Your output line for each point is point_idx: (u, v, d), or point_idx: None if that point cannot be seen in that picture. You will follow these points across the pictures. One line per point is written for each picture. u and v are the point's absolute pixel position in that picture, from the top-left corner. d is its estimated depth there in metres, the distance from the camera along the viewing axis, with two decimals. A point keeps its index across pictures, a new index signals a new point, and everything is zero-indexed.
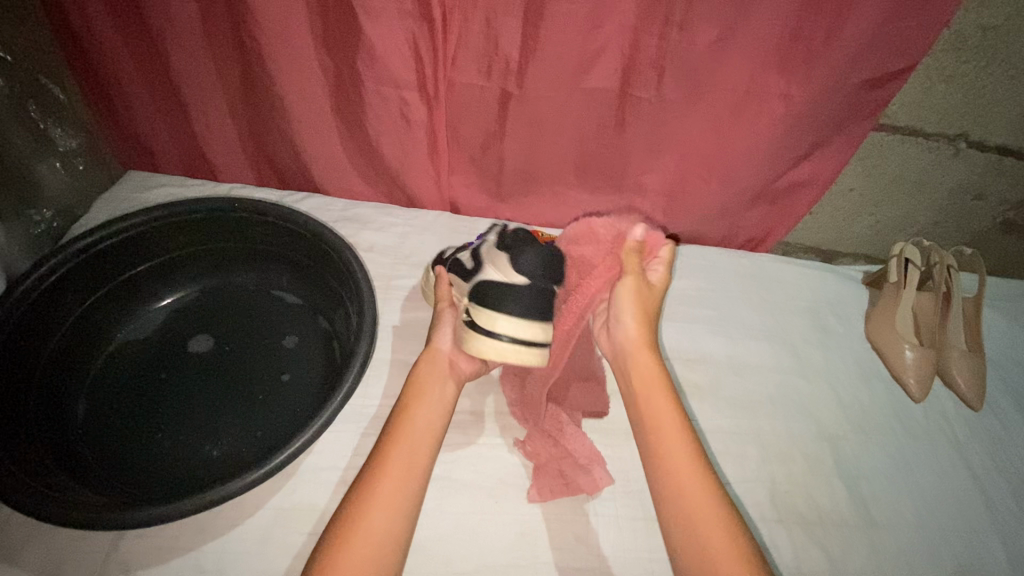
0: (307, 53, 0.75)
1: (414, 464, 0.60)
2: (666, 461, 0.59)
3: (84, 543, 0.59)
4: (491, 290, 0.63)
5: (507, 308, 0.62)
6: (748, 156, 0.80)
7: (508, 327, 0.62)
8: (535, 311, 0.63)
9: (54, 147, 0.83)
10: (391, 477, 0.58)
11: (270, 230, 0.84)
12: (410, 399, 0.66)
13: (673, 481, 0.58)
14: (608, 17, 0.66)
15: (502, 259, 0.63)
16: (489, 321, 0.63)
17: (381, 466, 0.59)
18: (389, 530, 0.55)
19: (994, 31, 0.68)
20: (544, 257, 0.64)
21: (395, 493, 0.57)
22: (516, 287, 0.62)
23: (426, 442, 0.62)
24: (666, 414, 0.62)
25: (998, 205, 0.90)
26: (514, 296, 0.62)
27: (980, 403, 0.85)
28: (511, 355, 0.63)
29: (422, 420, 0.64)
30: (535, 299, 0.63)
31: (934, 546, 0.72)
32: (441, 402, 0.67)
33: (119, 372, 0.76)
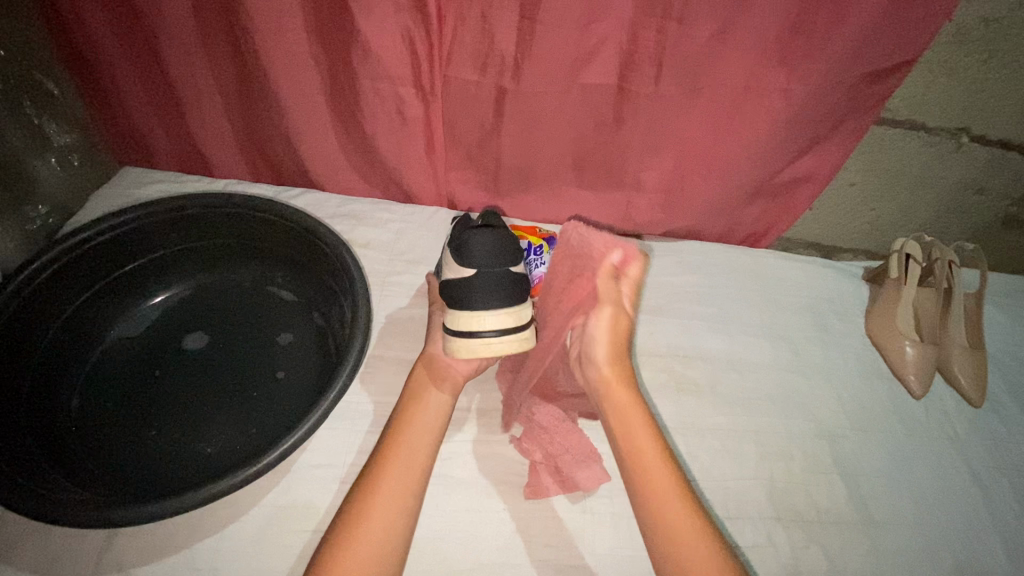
0: (301, 49, 0.75)
1: (410, 472, 0.59)
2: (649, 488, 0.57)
3: (77, 542, 0.59)
4: (453, 289, 0.64)
5: (468, 303, 0.62)
6: (747, 151, 0.79)
7: (474, 320, 0.62)
8: (497, 297, 0.62)
9: (49, 143, 0.83)
10: (387, 489, 0.57)
11: (264, 226, 0.84)
12: (407, 410, 0.64)
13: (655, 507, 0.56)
14: (604, 12, 0.66)
15: (452, 256, 0.64)
16: (454, 321, 0.63)
17: (377, 473, 0.58)
18: (385, 546, 0.54)
19: (996, 23, 0.67)
20: (491, 243, 0.62)
21: (391, 509, 0.56)
22: (468, 281, 0.62)
23: (424, 454, 0.61)
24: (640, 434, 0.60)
25: (1000, 201, 0.89)
26: (471, 288, 0.62)
27: (981, 399, 0.84)
28: (484, 351, 0.63)
29: (419, 431, 0.63)
30: (492, 286, 0.62)
31: (933, 544, 0.71)
32: (439, 411, 0.66)
33: (113, 370, 0.76)
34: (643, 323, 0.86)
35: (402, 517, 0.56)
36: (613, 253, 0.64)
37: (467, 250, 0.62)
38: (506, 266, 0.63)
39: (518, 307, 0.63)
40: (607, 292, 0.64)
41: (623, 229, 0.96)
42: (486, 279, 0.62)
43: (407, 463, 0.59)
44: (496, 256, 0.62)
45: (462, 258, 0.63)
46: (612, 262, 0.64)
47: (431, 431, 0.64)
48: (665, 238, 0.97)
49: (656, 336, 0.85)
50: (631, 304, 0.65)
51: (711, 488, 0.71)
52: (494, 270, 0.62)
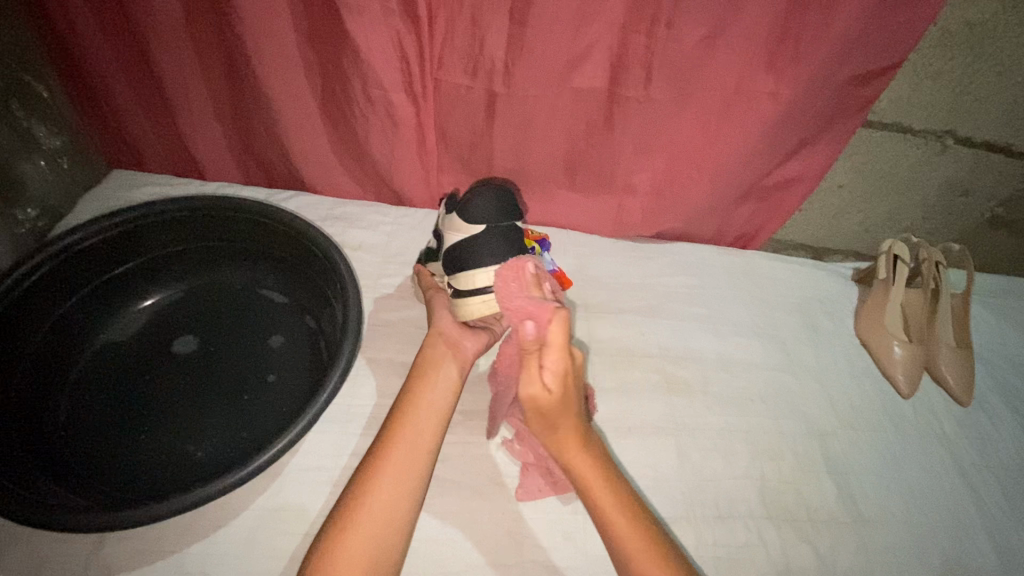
0: (293, 52, 0.75)
1: (416, 453, 0.59)
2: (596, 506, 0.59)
3: (68, 545, 0.59)
4: (462, 252, 0.70)
5: (478, 259, 0.69)
6: (736, 154, 0.79)
7: (487, 275, 0.69)
8: (505, 249, 0.69)
9: (39, 146, 0.83)
10: (393, 469, 0.58)
11: (256, 228, 0.84)
12: (407, 402, 0.63)
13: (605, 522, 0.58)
14: (594, 16, 0.66)
15: (457, 221, 0.71)
16: (469, 280, 0.70)
17: (383, 453, 0.59)
18: (391, 526, 0.55)
19: (980, 27, 0.69)
20: (491, 200, 0.71)
21: (386, 513, 0.55)
22: (477, 238, 0.69)
23: (424, 452, 0.60)
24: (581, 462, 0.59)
25: (987, 201, 0.90)
26: (479, 244, 0.69)
27: (968, 398, 0.85)
28: (499, 300, 0.70)
29: (420, 420, 0.62)
30: (498, 238, 0.69)
31: (922, 542, 0.72)
32: (444, 396, 0.65)
33: (103, 372, 0.76)
34: (635, 324, 0.86)
35: (399, 520, 0.55)
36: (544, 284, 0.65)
37: (469, 209, 0.70)
38: (507, 220, 0.71)
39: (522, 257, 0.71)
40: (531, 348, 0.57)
41: (615, 231, 0.96)
42: (491, 232, 0.69)
43: (406, 460, 0.58)
44: (497, 211, 0.70)
45: (464, 217, 0.70)
46: (532, 334, 0.55)
47: (432, 426, 0.62)
48: (656, 240, 0.98)
49: (647, 337, 0.85)
50: (558, 376, 0.54)
51: (702, 487, 0.72)
52: (497, 224, 0.70)
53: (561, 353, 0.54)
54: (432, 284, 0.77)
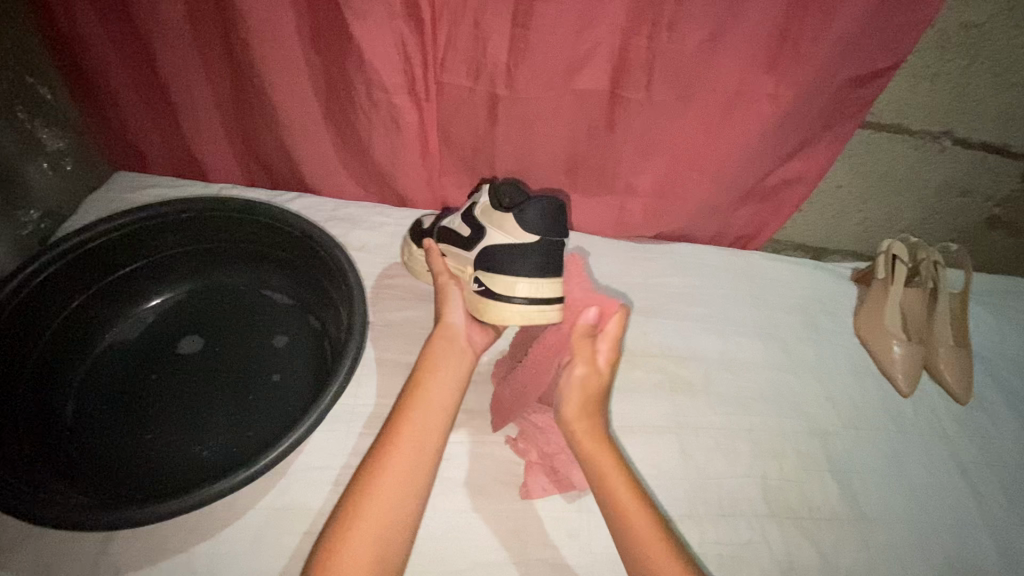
0: (297, 54, 0.76)
1: (424, 440, 0.61)
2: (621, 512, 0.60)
3: (75, 544, 0.59)
4: (505, 256, 0.69)
5: (523, 271, 0.69)
6: (737, 155, 0.80)
7: (526, 289, 0.69)
8: (548, 267, 0.70)
9: (42, 148, 0.83)
10: (402, 453, 0.59)
11: (260, 229, 0.84)
12: (410, 400, 0.64)
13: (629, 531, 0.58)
14: (597, 19, 0.67)
15: (509, 221, 0.68)
16: (509, 288, 0.69)
17: (392, 438, 0.60)
18: (399, 508, 0.56)
19: (977, 29, 0.70)
20: (549, 209, 0.68)
21: (391, 507, 0.55)
22: (526, 247, 0.68)
23: (428, 449, 0.61)
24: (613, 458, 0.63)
25: (984, 201, 0.91)
26: (526, 256, 0.68)
27: (968, 397, 0.86)
28: (534, 315, 0.70)
29: (427, 409, 0.63)
30: (545, 253, 0.69)
31: (923, 540, 0.72)
32: (450, 387, 0.67)
33: (109, 372, 0.76)
34: (637, 324, 0.87)
35: (403, 515, 0.56)
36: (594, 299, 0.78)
37: (526, 214, 0.67)
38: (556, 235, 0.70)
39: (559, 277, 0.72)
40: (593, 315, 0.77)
41: (617, 232, 0.97)
42: (540, 248, 0.69)
43: (414, 445, 0.60)
44: (551, 223, 0.68)
45: (521, 222, 0.67)
46: (589, 320, 0.68)
47: (435, 424, 0.63)
48: (657, 241, 0.98)
49: (649, 336, 0.85)
50: (607, 361, 0.67)
51: (705, 486, 0.72)
52: (548, 236, 0.69)
53: (612, 343, 0.67)
54: (444, 269, 0.75)
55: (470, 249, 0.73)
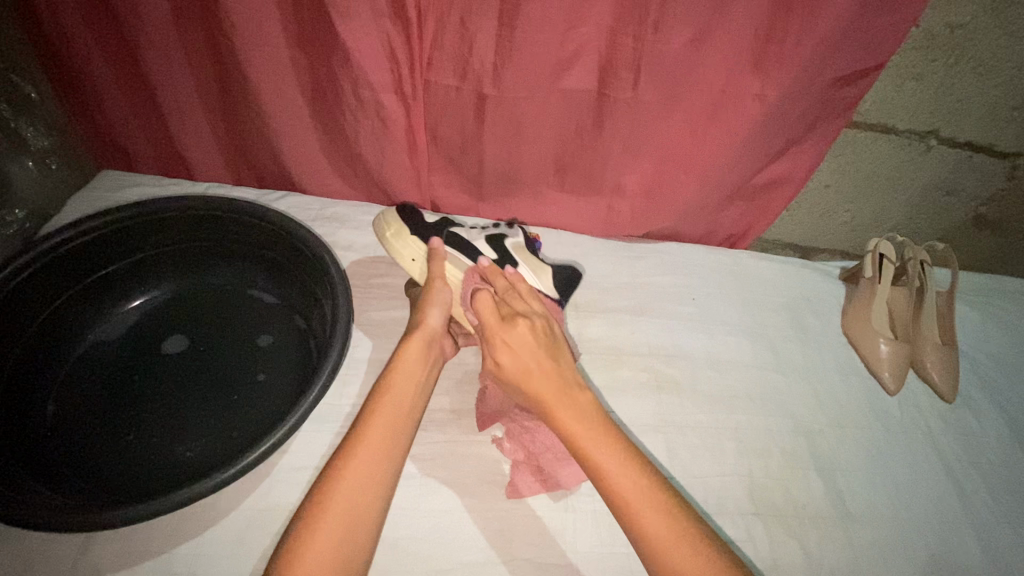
0: (282, 52, 0.75)
1: (391, 440, 0.60)
2: (597, 468, 0.58)
3: (54, 547, 0.59)
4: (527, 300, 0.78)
5: None
6: (724, 155, 0.80)
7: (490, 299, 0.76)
8: None
9: (26, 147, 0.82)
10: (366, 456, 0.58)
11: (246, 229, 0.84)
12: (378, 400, 0.63)
13: (610, 489, 0.57)
14: (583, 18, 0.67)
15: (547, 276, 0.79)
16: None
17: (358, 439, 0.59)
18: (362, 514, 0.55)
19: (961, 29, 0.70)
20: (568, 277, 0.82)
21: (351, 512, 0.54)
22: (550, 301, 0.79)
23: (393, 452, 0.60)
24: (570, 418, 0.60)
25: (970, 201, 0.92)
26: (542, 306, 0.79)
27: (953, 395, 0.86)
28: None
29: (394, 408, 0.62)
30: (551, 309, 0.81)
31: (907, 537, 0.73)
32: (416, 387, 0.66)
33: (91, 373, 0.75)
34: (625, 323, 0.87)
35: (366, 517, 0.55)
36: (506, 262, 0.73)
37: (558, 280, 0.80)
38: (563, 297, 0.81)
39: None
40: (498, 286, 0.71)
41: (605, 232, 0.97)
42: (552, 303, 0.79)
43: (380, 446, 0.59)
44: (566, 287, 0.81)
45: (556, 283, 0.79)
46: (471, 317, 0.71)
47: (402, 426, 0.62)
48: (646, 241, 0.98)
49: (637, 335, 0.86)
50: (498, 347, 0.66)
51: (691, 484, 0.72)
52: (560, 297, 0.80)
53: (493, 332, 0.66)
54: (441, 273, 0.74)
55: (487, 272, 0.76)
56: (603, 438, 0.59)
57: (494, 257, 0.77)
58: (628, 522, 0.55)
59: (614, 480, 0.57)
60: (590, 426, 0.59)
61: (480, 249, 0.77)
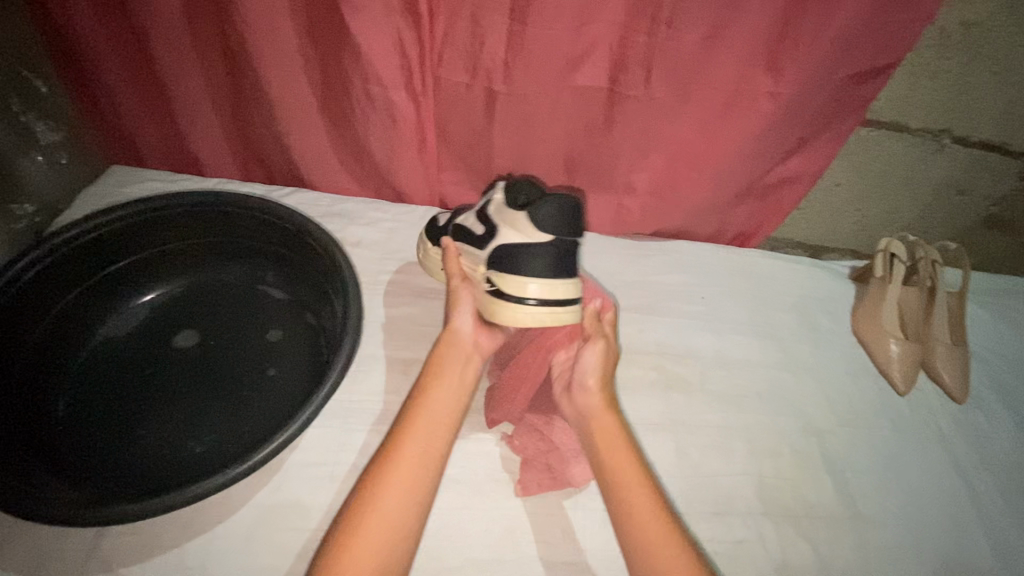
0: (293, 49, 0.75)
1: (429, 454, 0.59)
2: (621, 501, 0.59)
3: (66, 540, 0.59)
4: (510, 255, 0.65)
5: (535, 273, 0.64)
6: (735, 153, 0.80)
7: (540, 291, 0.65)
8: (560, 268, 0.66)
9: (37, 141, 0.83)
10: (404, 469, 0.57)
11: (255, 224, 0.84)
12: (413, 413, 0.62)
13: (630, 518, 0.58)
14: (595, 15, 0.67)
15: (521, 220, 0.64)
16: (519, 289, 0.65)
17: (394, 452, 0.58)
18: (396, 530, 0.54)
19: (977, 27, 0.69)
20: (565, 208, 0.64)
21: (381, 546, 0.53)
22: (535, 247, 0.64)
23: (428, 476, 0.58)
24: (620, 459, 0.62)
25: (982, 201, 0.91)
26: (533, 256, 0.64)
27: (964, 396, 0.85)
28: (532, 320, 0.66)
29: (431, 420, 0.62)
30: (559, 256, 0.65)
31: (919, 538, 0.72)
32: (453, 400, 0.65)
33: (101, 369, 0.76)
34: (634, 322, 0.86)
35: (402, 532, 0.54)
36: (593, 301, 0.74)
37: (536, 214, 0.63)
38: (572, 234, 0.65)
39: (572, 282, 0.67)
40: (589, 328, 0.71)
41: (614, 230, 0.97)
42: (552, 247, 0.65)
43: (417, 458, 0.58)
44: (563, 223, 0.64)
45: (533, 221, 0.63)
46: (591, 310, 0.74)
47: (439, 438, 0.61)
48: (655, 239, 0.98)
49: (647, 334, 0.85)
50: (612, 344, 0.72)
51: (701, 484, 0.72)
52: (562, 239, 0.65)
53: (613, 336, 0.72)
54: (457, 271, 0.71)
55: (482, 248, 0.68)
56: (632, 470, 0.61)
57: (480, 232, 0.68)
58: (632, 547, 0.57)
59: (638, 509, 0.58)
60: (631, 474, 0.60)
61: (471, 229, 0.70)
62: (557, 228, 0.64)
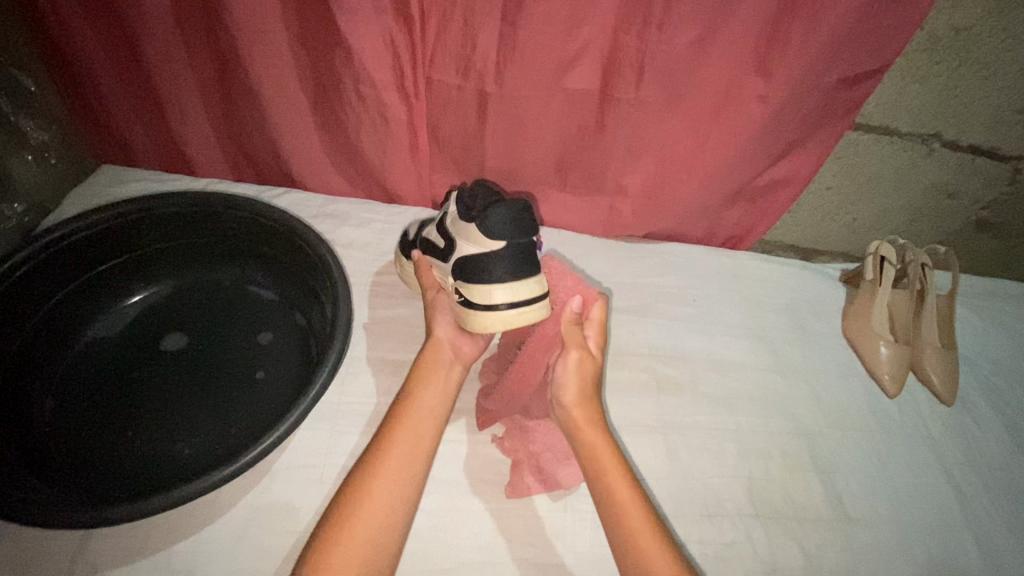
0: (284, 49, 0.75)
1: (417, 453, 0.59)
2: (630, 543, 0.55)
3: (52, 542, 0.59)
4: (472, 266, 0.64)
5: (496, 277, 0.63)
6: (725, 156, 0.80)
7: (505, 295, 0.64)
8: (522, 267, 0.65)
9: (26, 141, 0.82)
10: (392, 467, 0.57)
11: (246, 224, 0.84)
12: (402, 412, 0.62)
13: (641, 562, 0.54)
14: (586, 18, 0.67)
15: (473, 230, 0.64)
16: (484, 297, 0.64)
17: (382, 451, 0.58)
18: (384, 529, 0.54)
19: (965, 32, 0.70)
20: (513, 210, 0.62)
21: (364, 556, 0.52)
22: (493, 254, 0.63)
23: (415, 474, 0.58)
24: (622, 496, 0.58)
25: (972, 205, 0.92)
26: (494, 263, 0.63)
27: (952, 399, 0.86)
28: (507, 322, 0.66)
29: (418, 419, 0.62)
30: (518, 256, 0.64)
31: (907, 540, 0.73)
32: (440, 400, 0.65)
33: (89, 370, 0.75)
34: (626, 324, 0.87)
35: (390, 531, 0.55)
36: (574, 300, 0.66)
37: (486, 223, 0.62)
38: (527, 233, 0.64)
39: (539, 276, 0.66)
40: (568, 335, 0.65)
41: (606, 232, 0.97)
42: (510, 250, 0.64)
43: (405, 456, 0.59)
44: (515, 225, 0.63)
45: (484, 231, 0.62)
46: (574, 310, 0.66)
47: (426, 437, 0.61)
48: (647, 241, 0.98)
49: (638, 336, 0.85)
50: (597, 347, 0.67)
51: (691, 487, 0.72)
52: (517, 240, 0.64)
53: (598, 333, 0.67)
54: (430, 281, 0.72)
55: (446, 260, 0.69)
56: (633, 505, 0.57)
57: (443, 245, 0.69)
58: (626, 562, 0.55)
59: (629, 523, 0.56)
60: (622, 487, 0.58)
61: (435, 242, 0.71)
62: (510, 231, 0.63)
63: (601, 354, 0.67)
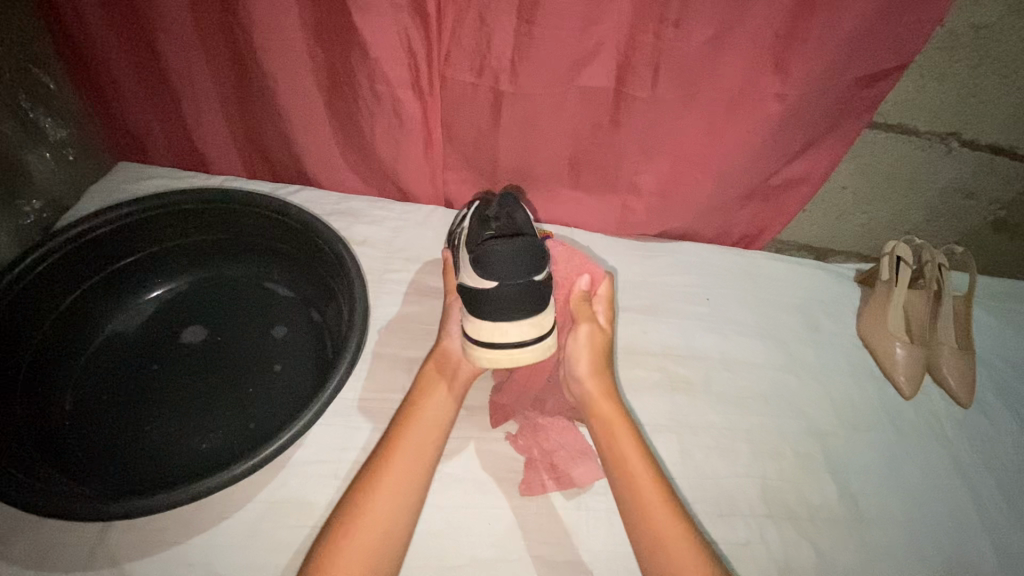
0: (300, 46, 0.75)
1: (421, 458, 0.61)
2: (639, 505, 0.58)
3: (71, 535, 0.59)
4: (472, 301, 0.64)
5: (488, 315, 0.63)
6: (740, 155, 0.80)
7: (491, 331, 0.63)
8: (522, 308, 0.63)
9: (44, 138, 0.83)
10: (398, 470, 0.59)
11: (261, 221, 0.84)
12: (406, 419, 0.63)
13: (652, 531, 0.56)
14: (603, 16, 0.67)
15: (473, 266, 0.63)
16: (474, 330, 0.65)
17: (387, 454, 0.60)
18: (389, 530, 0.55)
19: (986, 30, 0.69)
20: (514, 251, 0.61)
21: (369, 556, 0.53)
22: (489, 292, 0.62)
23: (420, 477, 0.59)
24: (632, 458, 0.61)
25: (989, 204, 0.91)
26: (491, 301, 0.62)
27: (969, 399, 0.85)
28: (501, 357, 0.65)
29: (423, 426, 0.63)
30: (520, 296, 0.62)
31: (923, 542, 0.72)
32: (443, 409, 0.66)
33: (107, 365, 0.76)
34: (638, 323, 0.86)
35: (395, 532, 0.55)
36: (581, 278, 0.73)
37: (484, 263, 0.61)
38: (529, 273, 0.62)
39: (540, 316, 0.64)
40: (580, 312, 0.71)
41: (618, 231, 0.97)
42: (512, 291, 0.62)
43: (410, 460, 0.60)
44: (516, 266, 0.61)
45: (483, 269, 0.61)
46: (583, 286, 0.73)
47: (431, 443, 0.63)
48: (660, 240, 0.98)
49: (650, 335, 0.85)
50: (605, 322, 0.73)
51: (704, 485, 0.72)
52: (518, 281, 0.62)
53: (607, 309, 0.74)
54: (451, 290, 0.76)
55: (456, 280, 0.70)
56: (643, 469, 0.60)
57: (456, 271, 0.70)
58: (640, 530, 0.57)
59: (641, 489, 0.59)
60: (635, 453, 0.61)
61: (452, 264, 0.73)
62: (510, 271, 0.61)
63: (610, 328, 0.73)
